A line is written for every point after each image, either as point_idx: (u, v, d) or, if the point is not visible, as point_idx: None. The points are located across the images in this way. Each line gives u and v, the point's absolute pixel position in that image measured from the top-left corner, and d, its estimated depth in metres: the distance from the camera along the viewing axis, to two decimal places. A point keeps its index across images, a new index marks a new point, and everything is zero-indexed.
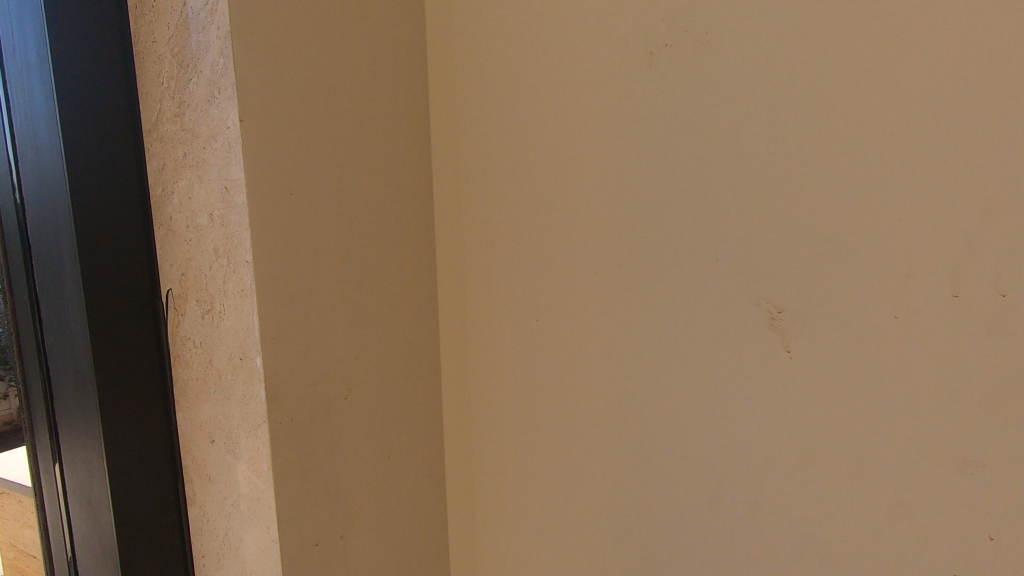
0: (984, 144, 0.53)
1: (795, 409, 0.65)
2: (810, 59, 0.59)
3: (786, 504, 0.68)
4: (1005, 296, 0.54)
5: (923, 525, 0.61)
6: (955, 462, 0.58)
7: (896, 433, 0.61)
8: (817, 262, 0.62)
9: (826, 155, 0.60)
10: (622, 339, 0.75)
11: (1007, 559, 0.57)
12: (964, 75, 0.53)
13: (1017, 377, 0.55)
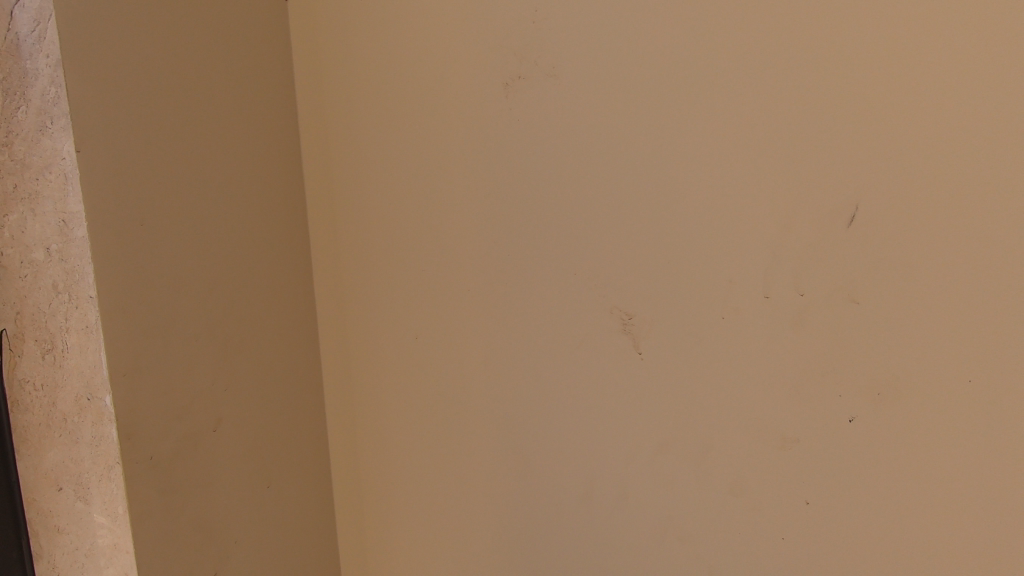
0: (776, 170, 0.65)
1: (649, 401, 0.75)
2: (640, 96, 0.69)
3: (648, 488, 0.77)
4: (803, 296, 0.66)
5: (755, 497, 0.71)
6: (776, 438, 0.69)
7: (729, 414, 0.72)
8: (658, 274, 0.72)
9: (657, 180, 0.70)
10: (500, 350, 0.80)
11: (818, 518, 0.68)
12: (758, 112, 0.65)
13: (814, 361, 0.67)
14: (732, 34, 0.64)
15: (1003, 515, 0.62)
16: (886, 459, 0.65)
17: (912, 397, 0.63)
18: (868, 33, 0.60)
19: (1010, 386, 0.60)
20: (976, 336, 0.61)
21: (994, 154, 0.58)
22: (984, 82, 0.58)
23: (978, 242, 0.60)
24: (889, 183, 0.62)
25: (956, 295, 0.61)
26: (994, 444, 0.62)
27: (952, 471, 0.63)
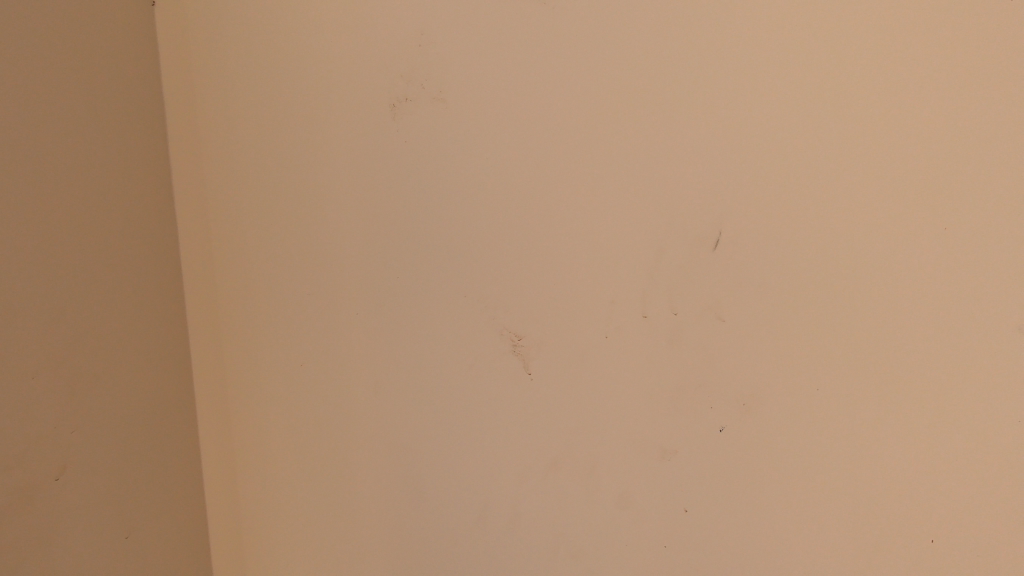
0: (688, 193, 0.66)
1: (535, 420, 0.74)
2: (577, 115, 0.68)
3: (536, 510, 0.75)
4: (676, 314, 0.68)
5: (640, 509, 0.72)
6: (657, 450, 0.71)
7: (616, 429, 0.71)
8: (561, 293, 0.71)
9: (579, 201, 0.69)
10: (400, 365, 0.77)
11: (692, 527, 0.71)
12: (694, 138, 0.65)
13: (674, 380, 0.69)
14: (701, 58, 0.64)
15: (855, 534, 0.67)
16: (727, 470, 0.69)
17: (771, 410, 0.67)
18: (802, 71, 0.62)
19: (878, 414, 0.64)
20: (830, 358, 0.65)
21: (888, 194, 0.61)
22: (868, 127, 0.61)
23: (843, 269, 0.63)
24: (786, 208, 0.64)
25: (820, 318, 0.65)
26: (825, 460, 0.66)
27: (790, 484, 0.68)
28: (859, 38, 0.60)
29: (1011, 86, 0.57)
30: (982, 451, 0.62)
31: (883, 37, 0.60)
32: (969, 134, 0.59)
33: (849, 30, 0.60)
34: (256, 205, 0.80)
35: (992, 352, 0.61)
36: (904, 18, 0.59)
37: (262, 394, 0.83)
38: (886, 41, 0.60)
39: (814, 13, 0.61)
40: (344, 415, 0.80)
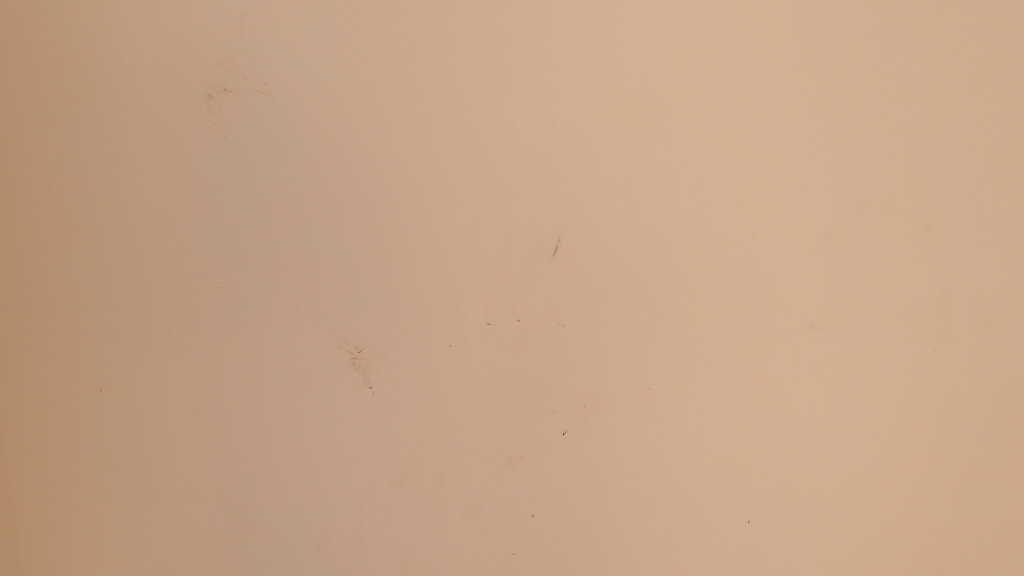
0: (525, 200, 0.67)
1: (377, 435, 0.71)
2: (412, 119, 0.67)
3: (380, 530, 0.72)
4: (519, 321, 0.68)
5: (488, 519, 0.71)
6: (502, 458, 0.70)
7: (460, 439, 0.70)
8: (401, 302, 0.69)
9: (416, 207, 0.68)
10: (228, 382, 0.71)
11: (537, 531, 0.71)
12: (527, 146, 0.67)
13: (517, 387, 0.69)
14: (540, 68, 0.66)
15: (684, 521, 0.71)
16: (570, 471, 0.70)
17: (608, 410, 0.70)
18: (631, 88, 0.66)
19: (701, 408, 0.70)
20: (660, 358, 0.69)
21: (705, 204, 0.67)
22: (686, 143, 0.67)
23: (669, 273, 0.68)
24: (619, 216, 0.67)
25: (650, 320, 0.69)
26: (657, 453, 0.70)
27: (627, 480, 0.71)
28: (678, 62, 0.66)
29: (796, 114, 0.66)
30: (783, 435, 0.70)
31: (698, 61, 0.66)
32: (767, 153, 0.66)
33: (670, 53, 0.66)
34: (61, 203, 0.71)
35: (789, 346, 0.69)
36: (715, 46, 0.65)
37: (72, 419, 0.73)
38: (701, 65, 0.66)
39: (639, 35, 0.65)
40: (168, 440, 0.72)
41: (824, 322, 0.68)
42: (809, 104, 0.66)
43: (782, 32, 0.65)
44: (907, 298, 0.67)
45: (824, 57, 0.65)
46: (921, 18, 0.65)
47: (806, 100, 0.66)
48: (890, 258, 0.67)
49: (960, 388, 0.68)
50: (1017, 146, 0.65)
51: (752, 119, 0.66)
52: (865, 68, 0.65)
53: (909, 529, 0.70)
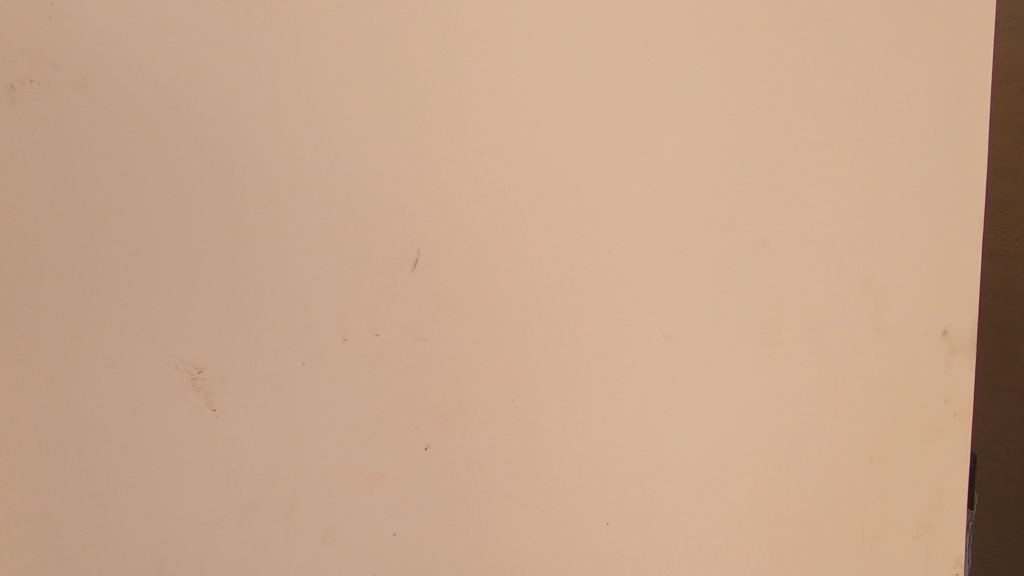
0: (381, 213, 0.66)
1: (222, 461, 0.66)
2: (258, 126, 0.63)
3: (226, 563, 0.66)
4: (378, 336, 0.67)
5: (346, 541, 0.68)
6: (361, 477, 0.68)
7: (315, 460, 0.67)
8: (249, 317, 0.65)
9: (265, 217, 0.64)
10: (39, 410, 0.62)
11: (400, 551, 0.69)
12: (384, 159, 0.66)
13: (376, 403, 0.67)
14: (402, 79, 0.66)
15: (546, 530, 0.72)
16: (432, 488, 0.69)
17: (471, 425, 0.69)
18: (494, 102, 0.67)
19: (562, 417, 0.71)
20: (522, 369, 0.70)
21: (564, 219, 0.70)
22: (548, 159, 0.69)
23: (530, 286, 0.69)
24: (481, 229, 0.68)
25: (512, 332, 0.69)
26: (519, 465, 0.71)
27: (490, 494, 0.70)
28: (541, 79, 0.68)
29: (641, 137, 0.71)
30: (636, 438, 0.74)
31: (560, 81, 0.69)
32: (618, 173, 0.71)
33: (533, 72, 0.68)
34: None
35: (639, 354, 0.73)
36: (575, 71, 0.69)
37: None
38: (562, 84, 0.69)
39: (503, 52, 0.67)
40: None
41: (673, 330, 0.74)
42: (659, 130, 0.72)
43: (635, 61, 0.70)
44: (738, 308, 0.76)
45: (672, 87, 0.71)
46: (750, 61, 0.74)
47: (650, 126, 0.71)
48: (720, 271, 0.75)
49: (789, 386, 0.79)
50: (823, 176, 0.78)
51: (608, 140, 0.70)
52: (696, 101, 0.73)
53: (752, 512, 0.79)
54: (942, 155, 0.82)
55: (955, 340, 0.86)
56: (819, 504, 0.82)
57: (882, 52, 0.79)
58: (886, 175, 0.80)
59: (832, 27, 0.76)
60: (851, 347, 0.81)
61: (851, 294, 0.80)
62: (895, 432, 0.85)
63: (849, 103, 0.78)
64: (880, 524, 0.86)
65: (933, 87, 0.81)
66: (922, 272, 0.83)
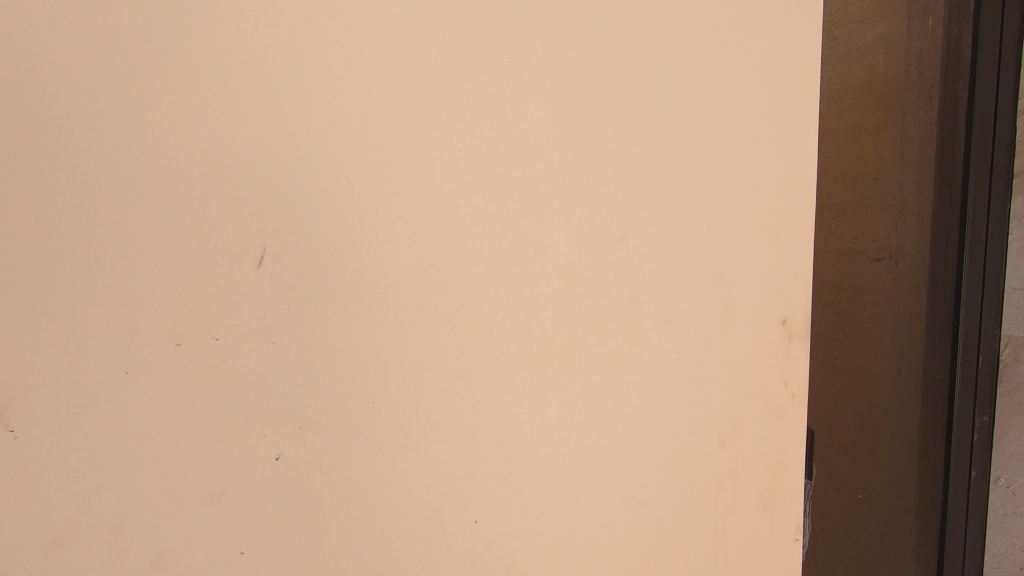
0: (220, 202, 0.59)
1: (21, 497, 0.53)
2: (62, 89, 0.53)
3: None
4: (218, 339, 0.60)
5: (183, 567, 0.61)
6: (201, 495, 0.61)
7: (145, 482, 0.58)
8: (54, 321, 0.54)
9: (71, 199, 0.53)
10: None
11: (248, 570, 0.64)
12: (225, 142, 0.59)
13: (219, 413, 0.61)
14: (246, 53, 0.59)
15: (412, 529, 0.71)
16: (286, 502, 0.64)
17: (328, 430, 0.66)
18: (351, 89, 0.64)
19: (426, 415, 0.70)
20: (384, 370, 0.68)
21: (427, 215, 0.68)
22: (410, 152, 0.67)
23: (392, 284, 0.67)
24: (337, 224, 0.64)
25: (373, 331, 0.67)
26: (382, 469, 0.69)
27: (351, 499, 0.67)
28: (402, 68, 0.66)
29: (505, 133, 0.72)
30: (502, 431, 0.75)
31: (422, 71, 0.67)
32: (483, 168, 0.71)
33: (393, 58, 0.65)
34: None
35: (505, 348, 0.74)
36: (439, 61, 0.67)
37: None
38: (425, 75, 0.67)
39: (361, 34, 0.64)
40: None
41: (537, 326, 0.76)
42: (522, 127, 0.73)
43: (498, 58, 0.71)
44: (599, 301, 0.80)
45: (534, 86, 0.73)
46: (609, 65, 0.77)
47: (515, 122, 0.72)
48: (582, 266, 0.78)
49: (648, 372, 0.84)
50: (678, 176, 0.83)
51: (472, 135, 0.70)
52: (559, 99, 0.74)
53: (614, 493, 0.84)
54: (782, 162, 0.91)
55: (793, 328, 0.96)
56: (674, 483, 0.88)
57: (730, 63, 0.85)
58: (733, 177, 0.87)
59: (685, 36, 0.81)
60: (703, 338, 0.88)
61: (703, 288, 0.87)
62: (742, 414, 0.93)
63: (702, 109, 0.83)
64: (731, 501, 0.94)
65: (773, 100, 0.89)
66: (764, 268, 0.91)
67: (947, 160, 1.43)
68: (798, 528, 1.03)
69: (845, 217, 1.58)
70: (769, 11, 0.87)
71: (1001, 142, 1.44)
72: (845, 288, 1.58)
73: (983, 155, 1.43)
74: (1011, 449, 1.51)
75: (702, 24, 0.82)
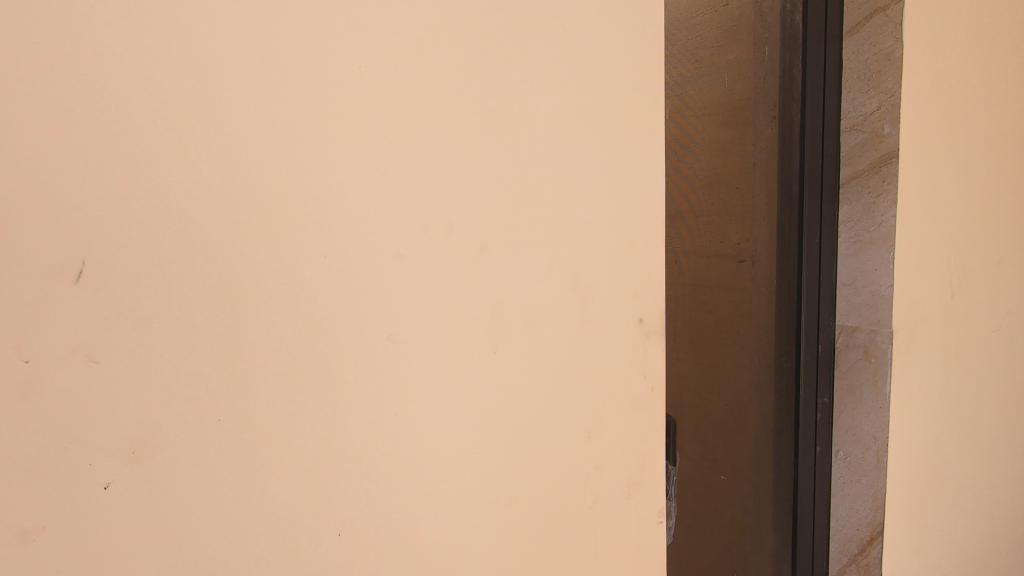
0: (32, 210, 0.54)
1: None
2: None
3: None
4: (28, 362, 0.55)
5: None
6: (10, 536, 0.55)
7: None
8: None
9: None
10: None
11: None
12: (36, 146, 0.55)
13: (31, 443, 0.55)
14: (62, 52, 0.56)
15: (266, 546, 0.69)
16: (119, 532, 0.60)
17: (168, 451, 0.62)
18: (188, 95, 0.62)
19: (282, 428, 0.69)
20: (234, 384, 0.66)
21: (277, 225, 0.68)
22: (256, 163, 0.66)
23: (240, 295, 0.66)
24: (175, 235, 0.62)
25: (219, 345, 0.65)
26: (233, 487, 0.66)
27: (195, 522, 0.64)
28: (247, 77, 0.66)
29: (357, 145, 0.73)
30: (363, 438, 0.75)
31: (268, 81, 0.67)
32: (334, 178, 0.72)
33: (234, 67, 0.65)
34: None
35: (363, 357, 0.75)
36: (285, 73, 0.68)
37: None
38: (271, 85, 0.67)
39: (200, 41, 0.63)
40: None
41: (397, 334, 0.77)
42: (375, 138, 0.74)
43: (349, 70, 0.72)
44: (460, 308, 0.83)
45: (387, 99, 0.75)
46: (461, 82, 0.81)
47: (367, 134, 0.74)
48: (440, 273, 0.80)
49: (510, 373, 0.88)
50: (531, 188, 0.88)
51: (322, 146, 0.71)
52: (413, 113, 0.77)
53: (479, 490, 0.87)
54: (632, 174, 0.99)
55: (648, 327, 1.04)
56: (539, 477, 0.93)
57: (579, 82, 0.92)
58: (586, 189, 0.94)
59: (536, 58, 0.87)
60: (563, 338, 0.93)
61: (562, 291, 0.92)
62: (603, 408, 1.00)
63: (554, 124, 0.90)
64: (599, 491, 1.00)
65: (622, 118, 0.97)
66: (620, 271, 0.99)
67: (785, 174, 1.62)
68: (661, 513, 1.11)
69: (705, 217, 1.58)
70: (615, 36, 0.95)
71: (827, 158, 1.65)
72: (708, 287, 1.59)
73: (814, 169, 1.64)
74: (846, 424, 1.70)
75: (551, 46, 0.89)
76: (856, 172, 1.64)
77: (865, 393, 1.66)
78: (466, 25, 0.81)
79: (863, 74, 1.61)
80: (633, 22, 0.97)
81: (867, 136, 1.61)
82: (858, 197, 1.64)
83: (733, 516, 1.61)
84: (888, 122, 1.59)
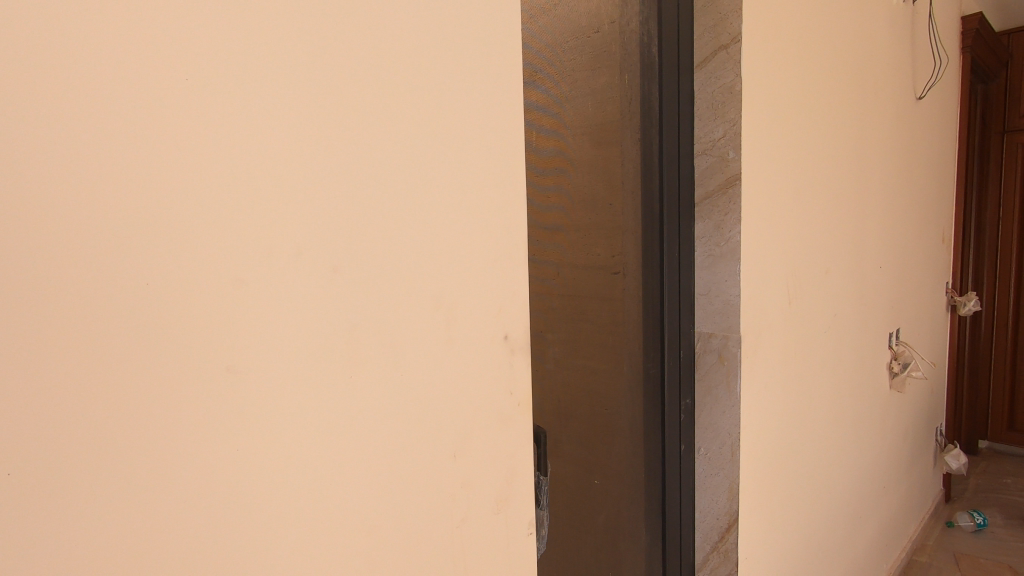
0: None
1: None
2: None
3: None
4: None
5: None
6: None
7: None
8: None
9: None
10: None
11: None
12: None
13: None
14: None
15: None
16: None
17: None
18: None
19: (98, 474, 0.63)
20: (34, 426, 0.58)
21: (88, 250, 0.61)
22: (62, 181, 0.60)
23: (40, 330, 0.59)
24: None
25: (14, 384, 0.57)
26: (35, 545, 0.59)
27: None
28: (45, 81, 0.58)
29: (191, 164, 0.68)
30: (199, 478, 0.70)
31: (79, 91, 0.60)
32: (161, 199, 0.66)
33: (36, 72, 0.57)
34: None
35: (198, 390, 0.69)
36: (100, 81, 0.61)
37: None
38: (83, 95, 0.60)
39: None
40: None
41: (240, 364, 0.73)
42: (210, 156, 0.69)
43: (179, 82, 0.67)
44: (312, 332, 0.79)
45: (224, 114, 0.70)
46: (309, 99, 0.78)
47: (202, 151, 0.69)
48: (288, 298, 0.77)
49: (369, 397, 0.86)
50: (388, 208, 0.87)
51: (147, 163, 0.65)
52: (254, 130, 0.73)
53: (336, 520, 0.84)
54: (493, 195, 1.02)
55: (513, 343, 1.07)
56: (402, 500, 0.92)
57: (438, 105, 0.93)
58: (447, 210, 0.95)
59: (392, 79, 0.87)
60: (426, 358, 0.93)
61: (424, 310, 0.92)
62: (469, 425, 1.01)
63: (412, 145, 0.90)
64: (466, 510, 1.01)
65: (482, 141, 1.00)
66: (483, 290, 1.01)
67: (646, 193, 1.75)
68: (531, 524, 1.13)
69: (581, 232, 1.62)
70: (474, 61, 0.98)
71: (683, 180, 1.81)
72: (585, 296, 1.63)
73: (672, 188, 1.78)
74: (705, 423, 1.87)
75: (409, 68, 0.89)
76: (709, 193, 1.80)
77: (720, 393, 1.82)
78: (315, 43, 0.79)
79: (711, 104, 1.78)
80: (492, 49, 1.01)
81: (715, 160, 1.78)
82: (709, 216, 1.82)
83: (606, 517, 1.69)
84: (731, 148, 1.74)
